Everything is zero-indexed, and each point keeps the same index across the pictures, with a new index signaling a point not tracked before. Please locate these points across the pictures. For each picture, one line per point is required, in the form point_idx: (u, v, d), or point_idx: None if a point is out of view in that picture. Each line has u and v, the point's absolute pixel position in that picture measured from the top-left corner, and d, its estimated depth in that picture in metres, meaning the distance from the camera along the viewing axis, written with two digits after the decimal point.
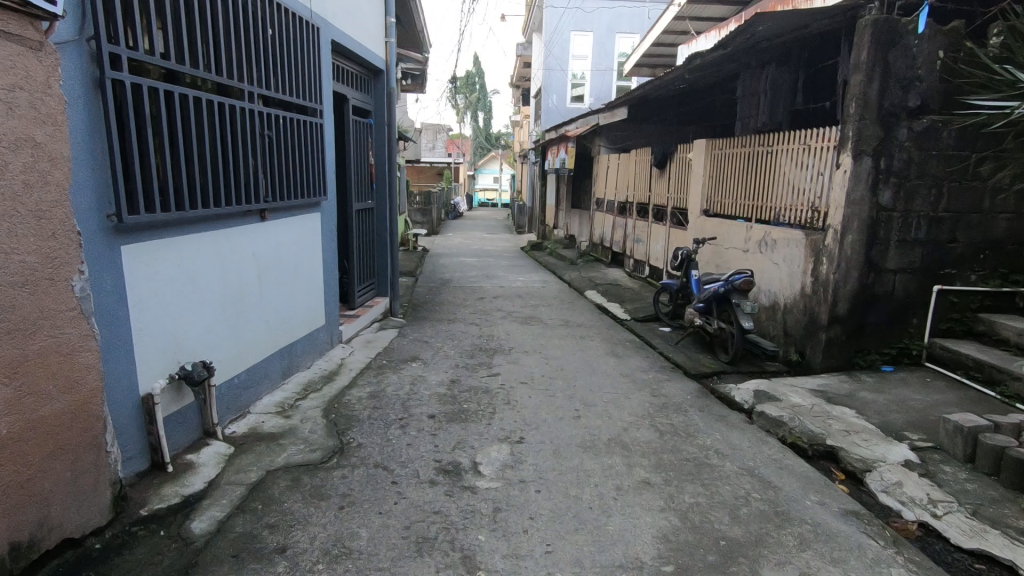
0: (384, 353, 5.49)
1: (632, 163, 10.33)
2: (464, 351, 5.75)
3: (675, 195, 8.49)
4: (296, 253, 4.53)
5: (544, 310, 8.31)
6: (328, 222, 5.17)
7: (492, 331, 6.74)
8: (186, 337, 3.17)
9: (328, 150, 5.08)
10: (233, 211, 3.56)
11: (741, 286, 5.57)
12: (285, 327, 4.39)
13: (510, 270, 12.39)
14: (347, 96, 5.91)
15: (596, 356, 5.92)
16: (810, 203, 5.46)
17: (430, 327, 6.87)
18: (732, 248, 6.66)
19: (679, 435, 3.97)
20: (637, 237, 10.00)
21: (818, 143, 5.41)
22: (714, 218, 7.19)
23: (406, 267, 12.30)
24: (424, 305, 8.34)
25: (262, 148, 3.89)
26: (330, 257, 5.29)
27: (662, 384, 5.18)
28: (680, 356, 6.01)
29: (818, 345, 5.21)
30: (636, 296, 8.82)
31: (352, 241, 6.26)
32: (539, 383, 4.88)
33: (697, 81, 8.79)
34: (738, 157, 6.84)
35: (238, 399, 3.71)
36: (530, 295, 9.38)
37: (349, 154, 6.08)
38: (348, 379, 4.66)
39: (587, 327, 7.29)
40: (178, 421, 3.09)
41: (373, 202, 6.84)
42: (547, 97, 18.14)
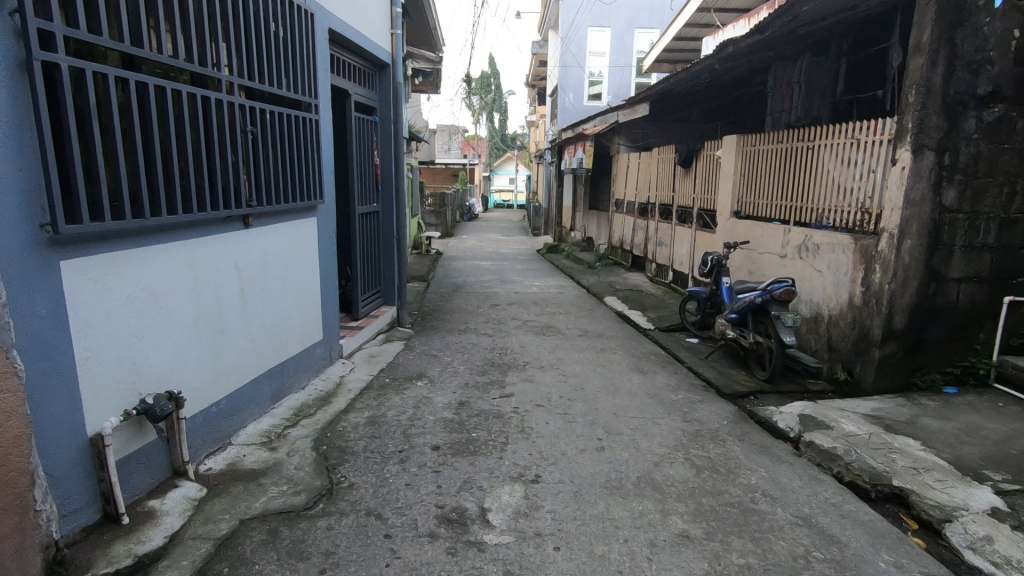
0: (388, 370, 5.04)
1: (654, 162, 9.78)
2: (474, 367, 5.28)
3: (702, 195, 7.93)
4: (287, 263, 4.09)
5: (561, 319, 7.80)
6: (327, 228, 4.75)
7: (505, 343, 6.26)
8: (149, 364, 2.75)
9: (326, 148, 4.66)
10: (207, 218, 3.13)
11: (781, 297, 5.02)
12: (276, 345, 3.97)
13: (526, 274, 11.88)
14: (348, 91, 5.48)
15: (619, 373, 5.40)
16: (860, 204, 4.89)
17: (439, 338, 6.41)
18: (767, 254, 6.11)
19: (719, 472, 3.44)
20: (659, 241, 9.44)
21: (868, 137, 4.84)
22: (746, 220, 6.64)
23: (417, 272, 11.86)
24: (433, 313, 7.88)
25: (245, 146, 3.46)
26: (329, 265, 4.85)
27: (694, 406, 4.66)
28: (712, 372, 5.48)
29: (870, 363, 4.64)
30: (660, 303, 8.27)
31: (356, 247, 5.84)
32: (556, 406, 4.39)
33: (725, 73, 8.23)
34: (773, 154, 6.28)
35: (217, 429, 3.29)
36: (546, 303, 8.86)
37: (353, 154, 5.68)
38: (347, 402, 4.21)
39: (608, 338, 6.76)
40: (138, 463, 2.67)
41: (379, 204, 6.42)
42: (564, 95, 17.62)
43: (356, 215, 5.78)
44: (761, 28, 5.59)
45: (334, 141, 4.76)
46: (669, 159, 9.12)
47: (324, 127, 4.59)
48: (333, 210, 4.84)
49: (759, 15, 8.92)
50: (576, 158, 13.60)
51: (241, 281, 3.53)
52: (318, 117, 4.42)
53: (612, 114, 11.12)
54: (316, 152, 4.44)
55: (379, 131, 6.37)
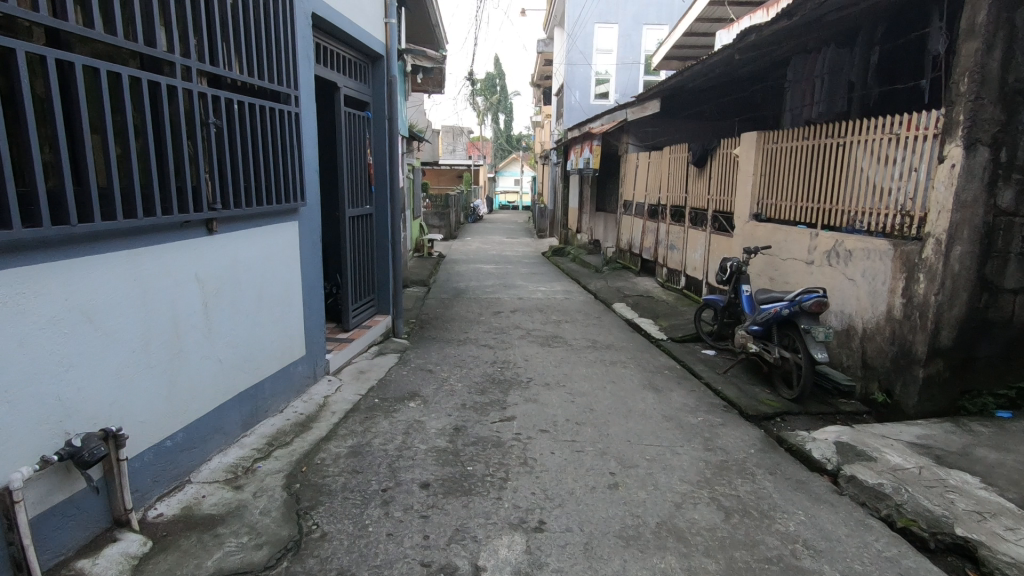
0: (378, 388, 4.59)
1: (665, 161, 9.29)
2: (473, 385, 4.83)
3: (717, 197, 7.47)
4: (262, 273, 3.65)
5: (568, 328, 7.33)
6: (311, 232, 4.31)
7: (508, 356, 5.80)
8: (81, 398, 2.32)
9: (310, 145, 4.23)
10: (159, 224, 2.70)
11: (811, 308, 4.53)
12: (249, 365, 3.55)
13: (531, 279, 11.41)
14: (337, 84, 5.04)
15: (631, 391, 4.94)
16: (900, 206, 4.41)
17: (436, 351, 5.95)
18: (792, 260, 5.63)
19: (751, 516, 2.98)
20: (671, 245, 8.96)
21: (909, 132, 4.36)
22: (767, 224, 6.17)
23: (417, 276, 11.42)
24: (432, 322, 7.43)
25: (208, 142, 3.02)
26: (313, 273, 4.41)
27: (716, 430, 4.19)
28: (733, 390, 5.02)
29: (913, 384, 4.16)
30: (672, 311, 7.80)
31: (347, 253, 5.42)
32: (563, 432, 3.94)
33: (742, 67, 7.76)
34: (797, 151, 5.81)
35: (173, 466, 2.86)
36: (551, 310, 8.40)
37: (343, 151, 5.25)
38: (328, 427, 3.77)
39: (617, 350, 6.30)
40: (63, 517, 2.24)
41: (372, 207, 5.99)
42: (570, 94, 17.14)
43: (347, 219, 5.35)
44: (788, 14, 5.12)
45: (319, 137, 4.33)
46: (682, 158, 8.62)
47: (307, 122, 4.16)
48: (318, 214, 4.41)
49: (777, 7, 8.46)
50: (582, 157, 13.10)
51: (205, 295, 3.10)
52: (300, 110, 3.97)
53: (620, 111, 10.62)
54: (297, 150, 3.99)
55: (373, 129, 5.94)
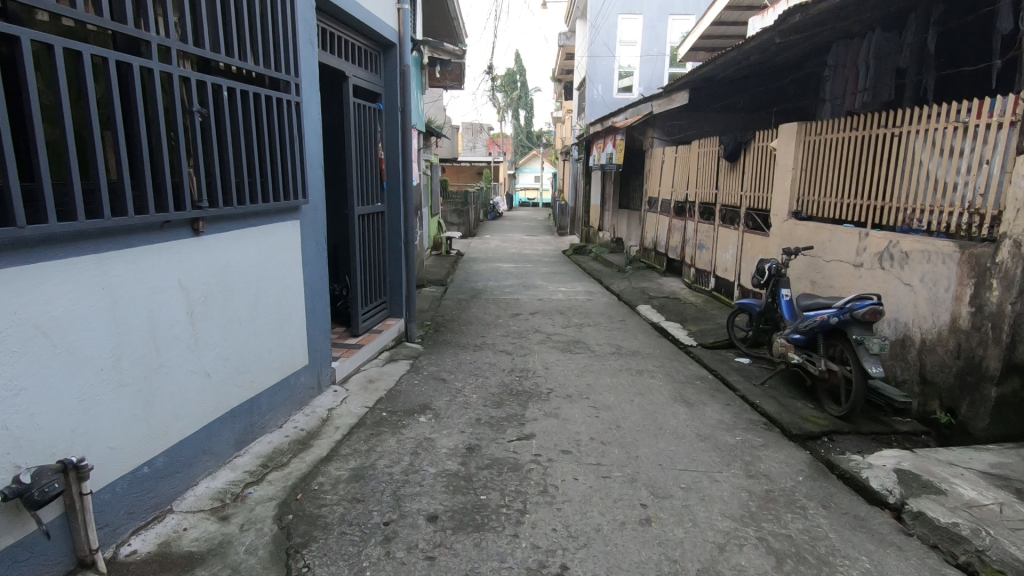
0: (386, 400, 4.26)
1: (693, 156, 8.82)
2: (489, 397, 4.48)
3: (752, 193, 7.00)
4: (257, 276, 3.35)
5: (590, 332, 6.94)
6: (314, 232, 4.00)
7: (527, 364, 5.44)
8: (33, 426, 2.03)
9: (313, 138, 3.91)
10: (133, 225, 2.40)
11: (864, 317, 4.07)
12: (244, 378, 3.25)
13: (551, 278, 11.03)
14: (346, 73, 4.73)
15: (660, 405, 4.54)
16: (968, 203, 3.94)
17: (451, 357, 5.62)
18: (837, 262, 5.16)
19: (807, 564, 2.58)
20: (700, 244, 8.50)
21: (979, 120, 3.88)
22: (808, 222, 5.70)
23: (434, 276, 11.13)
24: (447, 325, 7.10)
25: (193, 133, 2.72)
26: (317, 276, 4.10)
27: (758, 453, 3.77)
28: (773, 405, 4.59)
29: (983, 404, 3.71)
30: (702, 314, 7.36)
31: (356, 254, 5.10)
32: (587, 453, 3.57)
33: (778, 54, 7.27)
34: (843, 143, 5.33)
35: (151, 494, 2.57)
36: (572, 312, 8.01)
37: (352, 145, 4.93)
38: (329, 446, 3.45)
39: (644, 358, 5.89)
40: (10, 561, 1.95)
41: (384, 204, 5.66)
42: (592, 87, 16.69)
43: (356, 217, 5.04)
44: None
45: (324, 129, 4.01)
46: (713, 152, 8.14)
47: (309, 113, 3.84)
48: (323, 212, 4.10)
49: None
50: (605, 152, 12.65)
51: (190, 303, 2.80)
52: (301, 99, 3.65)
53: (646, 104, 10.15)
54: (297, 143, 3.67)
55: (385, 122, 5.62)
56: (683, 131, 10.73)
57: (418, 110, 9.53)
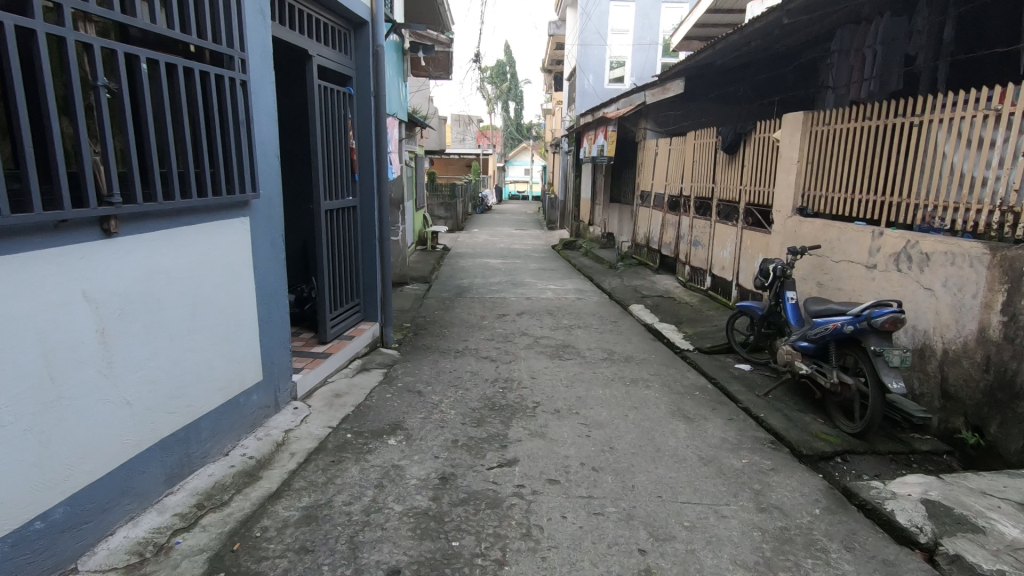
0: (353, 419, 3.80)
1: (689, 149, 8.40)
2: (469, 413, 4.04)
3: (752, 187, 6.60)
4: (193, 283, 2.87)
5: (581, 336, 6.51)
6: (268, 230, 3.51)
7: (512, 373, 5.01)
8: None
9: (265, 122, 3.42)
10: (12, 226, 1.93)
11: (883, 326, 3.66)
12: (178, 402, 2.78)
13: (540, 276, 10.59)
14: (309, 51, 4.24)
15: (657, 422, 4.13)
16: (999, 201, 3.56)
17: (429, 365, 5.16)
18: (847, 263, 4.77)
19: None
20: (696, 241, 8.09)
21: (1014, 107, 3.48)
22: (815, 219, 5.30)
23: (419, 273, 10.65)
24: (429, 328, 6.64)
25: (101, 113, 2.23)
26: (274, 280, 3.63)
27: (767, 479, 3.36)
28: (779, 421, 4.21)
29: (1016, 424, 3.34)
30: (699, 316, 6.96)
31: (322, 253, 4.63)
32: (577, 482, 3.15)
33: (780, 39, 6.86)
34: (854, 133, 4.92)
35: (46, 554, 2.11)
36: (562, 313, 7.57)
37: (317, 133, 4.44)
38: (280, 479, 3.00)
39: (638, 365, 5.47)
40: None
41: (356, 198, 5.18)
42: (582, 77, 16.06)
43: (322, 213, 4.56)
44: None
45: (278, 113, 3.53)
46: (710, 144, 7.72)
47: (260, 94, 3.34)
48: (279, 208, 3.61)
49: None
50: (596, 144, 12.19)
51: (100, 318, 2.32)
52: (248, 77, 3.16)
53: (639, 93, 9.71)
54: (244, 127, 3.18)
55: (357, 107, 5.12)
56: (678, 122, 10.29)
57: (399, 98, 9.02)
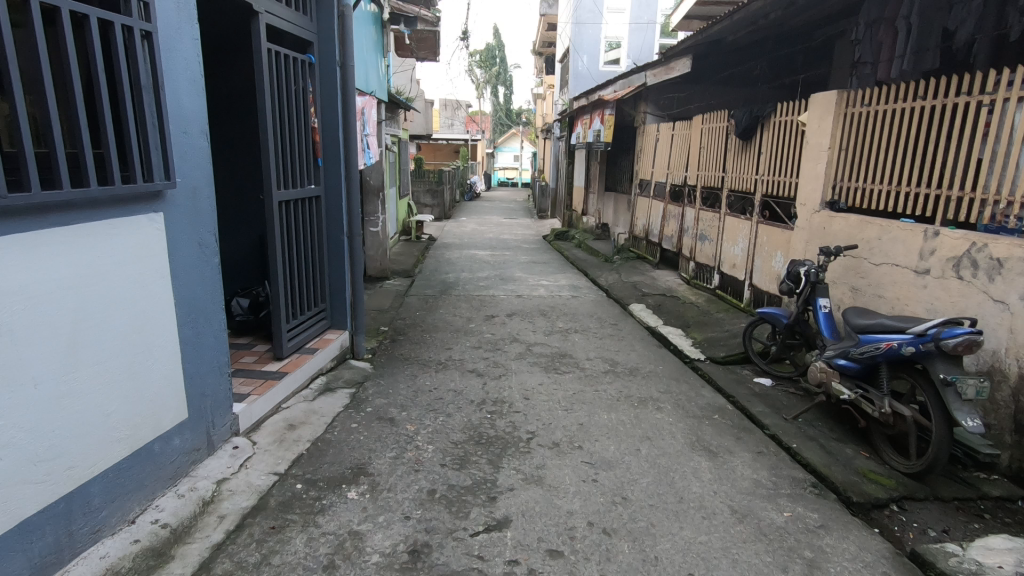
0: (306, 461, 3.09)
1: (695, 133, 7.70)
2: (449, 450, 3.35)
3: (770, 176, 5.92)
4: (72, 305, 2.13)
5: (578, 342, 5.82)
6: (191, 229, 2.75)
7: (502, 392, 4.31)
8: None
9: (185, 92, 2.65)
10: None
11: (955, 350, 3.02)
12: (52, 468, 2.06)
13: (531, 270, 9.87)
14: (256, 7, 3.45)
15: (674, 458, 3.45)
16: None
17: (406, 383, 4.44)
18: (891, 266, 4.12)
19: None
20: (702, 235, 7.42)
21: None
22: (848, 214, 4.64)
23: (401, 266, 9.87)
24: (408, 333, 5.92)
25: None
26: (202, 291, 2.87)
27: (819, 543, 2.71)
28: (817, 455, 3.57)
29: None
30: (708, 319, 6.30)
31: (276, 252, 3.86)
32: (585, 555, 2.48)
33: (803, 11, 6.14)
34: (899, 116, 4.24)
35: None
36: (556, 314, 6.88)
37: (267, 108, 3.66)
38: (197, 562, 2.28)
39: (645, 380, 4.80)
40: None
41: (319, 187, 4.41)
42: (576, 58, 15.19)
43: (274, 204, 3.79)
44: None
45: (204, 81, 2.75)
46: (720, 128, 7.01)
47: (174, 53, 2.56)
48: (207, 201, 2.85)
49: None
50: (591, 129, 11.41)
51: None
52: (154, 28, 2.37)
53: (639, 73, 8.97)
54: (148, 96, 2.40)
55: (320, 79, 4.33)
56: (682, 104, 9.57)
57: (377, 76, 8.21)
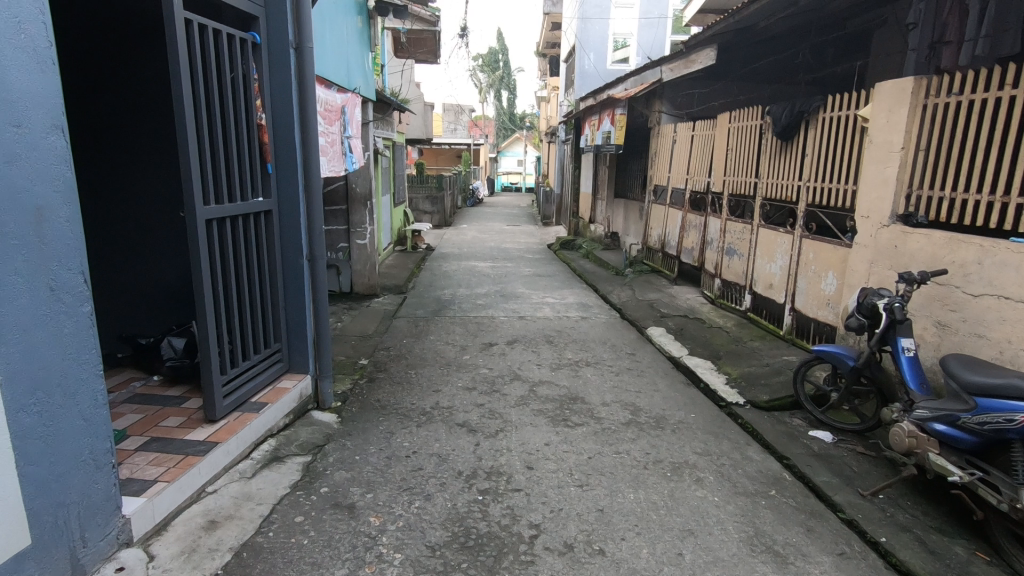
0: None
1: (720, 134, 6.78)
2: (422, 561, 2.44)
3: (817, 182, 5.00)
4: None
5: (591, 380, 4.91)
6: (31, 266, 1.88)
7: (497, 458, 3.40)
8: None
9: (14, 65, 1.79)
10: None
11: None
12: None
13: (535, 285, 8.97)
14: None
15: (730, 568, 2.54)
16: None
17: (378, 444, 3.53)
18: (1000, 299, 3.21)
19: None
20: (730, 249, 6.51)
21: None
22: (930, 230, 3.73)
23: (393, 281, 8.98)
24: (390, 369, 5.01)
25: None
26: (61, 355, 2.00)
27: None
28: (919, 558, 2.64)
29: None
30: (742, 349, 5.38)
31: (203, 285, 2.97)
32: None
33: None
34: (1004, 107, 3.32)
35: None
36: (564, 342, 5.96)
37: (185, 97, 2.79)
38: None
39: (676, 436, 3.88)
40: None
41: (269, 200, 3.53)
42: (582, 56, 14.45)
43: (199, 224, 2.91)
44: None
45: (55, 50, 1.89)
46: (752, 128, 6.09)
47: None
48: (65, 226, 1.98)
49: None
50: (599, 131, 10.51)
51: None
52: None
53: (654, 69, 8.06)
54: None
55: (269, 65, 3.45)
56: (703, 102, 8.71)
57: (361, 71, 7.36)
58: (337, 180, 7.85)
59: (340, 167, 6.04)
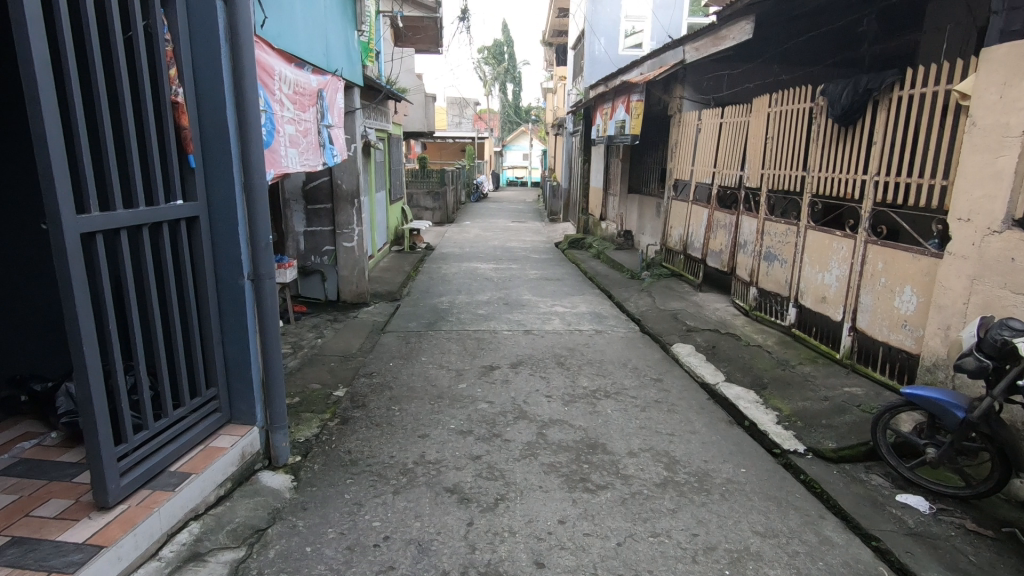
0: None
1: (758, 120, 5.86)
2: None
3: (887, 176, 4.09)
4: None
5: (612, 418, 4.03)
6: None
7: (495, 550, 2.53)
8: None
9: None
10: None
11: None
12: None
13: (543, 291, 8.09)
14: None
15: None
16: None
17: (339, 526, 2.67)
18: None
19: None
20: (769, 254, 5.60)
21: None
22: None
23: (385, 287, 8.13)
24: (368, 404, 4.14)
25: None
26: None
27: None
28: None
29: None
30: (791, 377, 4.48)
31: (82, 328, 2.11)
32: None
33: None
34: None
35: None
36: (577, 365, 5.09)
37: (38, 58, 1.92)
38: None
39: (727, 505, 3.00)
40: None
41: (194, 206, 2.67)
42: (592, 41, 13.56)
43: (71, 243, 2.04)
44: None
45: None
46: (799, 111, 5.17)
47: None
48: None
49: None
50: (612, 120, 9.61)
51: None
52: None
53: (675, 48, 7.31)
54: None
55: (187, 24, 2.57)
56: (731, 86, 7.79)
57: (344, 51, 6.48)
58: (320, 175, 6.96)
59: (318, 160, 5.16)
